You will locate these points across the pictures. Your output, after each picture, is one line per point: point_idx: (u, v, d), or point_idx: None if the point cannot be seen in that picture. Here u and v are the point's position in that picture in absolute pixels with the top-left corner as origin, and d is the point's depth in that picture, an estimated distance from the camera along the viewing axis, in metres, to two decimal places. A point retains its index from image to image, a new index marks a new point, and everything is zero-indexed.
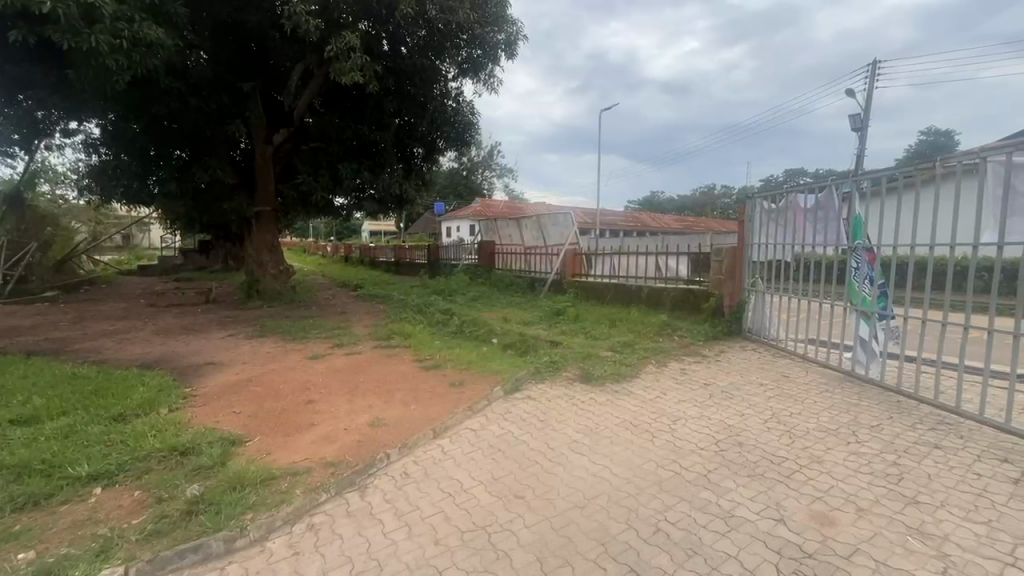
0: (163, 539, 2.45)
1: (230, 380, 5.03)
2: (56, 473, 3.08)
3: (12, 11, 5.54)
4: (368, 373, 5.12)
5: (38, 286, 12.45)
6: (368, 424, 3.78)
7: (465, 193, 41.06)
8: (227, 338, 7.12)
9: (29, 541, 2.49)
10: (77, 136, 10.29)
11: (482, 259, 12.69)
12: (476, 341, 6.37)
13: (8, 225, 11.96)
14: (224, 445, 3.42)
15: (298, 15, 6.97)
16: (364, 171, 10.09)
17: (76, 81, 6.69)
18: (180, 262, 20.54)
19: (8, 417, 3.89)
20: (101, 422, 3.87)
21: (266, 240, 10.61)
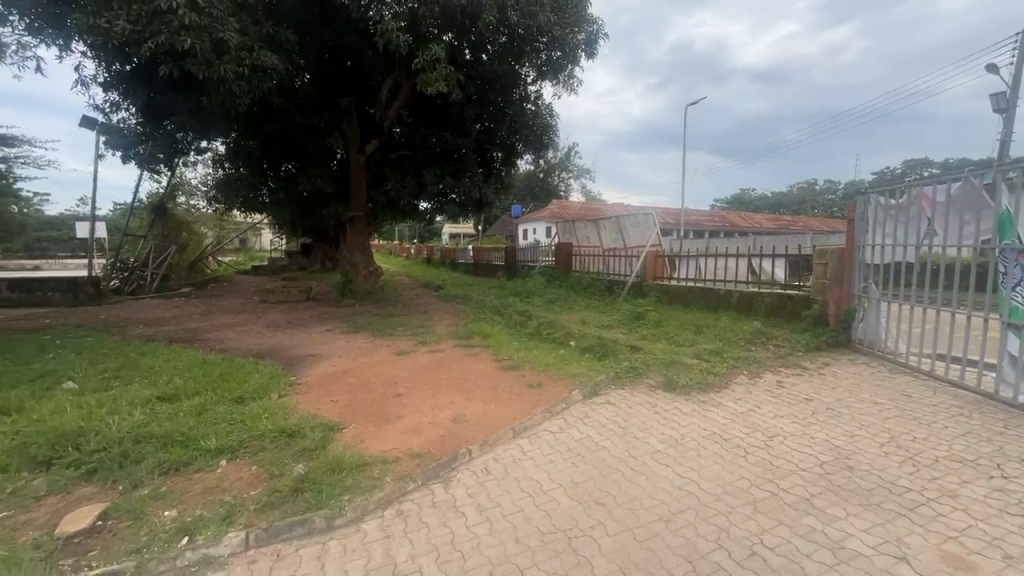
0: (275, 511, 2.75)
1: (327, 372, 5.49)
2: (192, 444, 3.56)
3: (162, 49, 6.53)
4: (450, 371, 5.33)
5: (176, 283, 14.54)
6: (450, 419, 3.94)
7: (541, 195, 41.33)
8: (325, 333, 7.79)
9: (172, 501, 2.92)
10: (207, 153, 11.86)
11: (559, 262, 12.67)
12: (553, 343, 6.36)
13: (156, 231, 14.09)
14: (324, 430, 3.75)
15: (389, 32, 7.44)
16: (446, 177, 10.53)
17: (208, 106, 7.71)
18: (285, 264, 22.85)
19: (157, 394, 4.58)
20: (225, 403, 4.41)
21: (359, 242, 11.43)
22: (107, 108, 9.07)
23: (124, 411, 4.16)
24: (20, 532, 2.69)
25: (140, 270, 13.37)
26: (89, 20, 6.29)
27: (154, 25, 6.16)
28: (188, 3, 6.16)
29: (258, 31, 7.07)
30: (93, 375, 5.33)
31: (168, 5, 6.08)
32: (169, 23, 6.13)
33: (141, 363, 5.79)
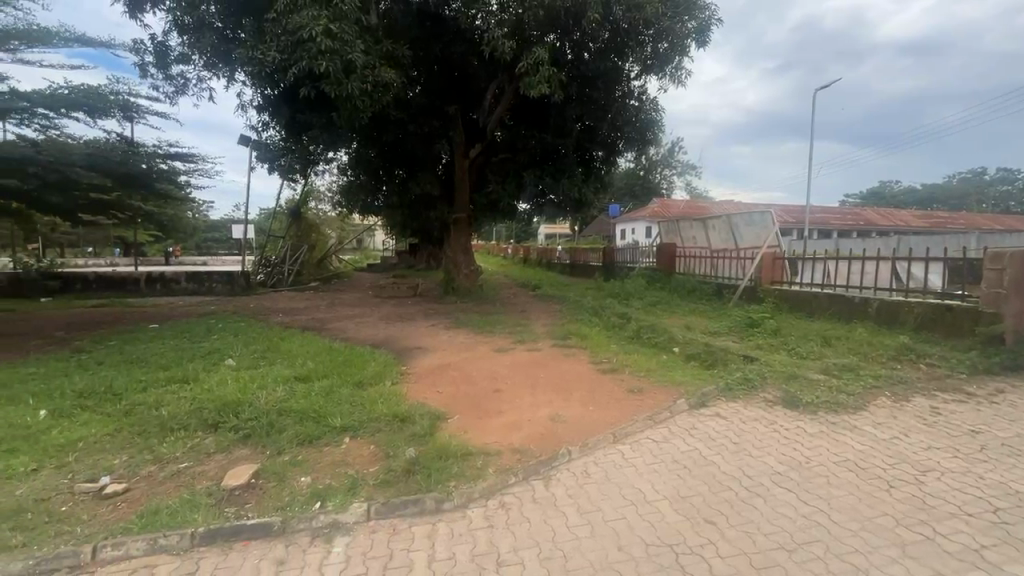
0: (391, 488, 3.00)
1: (433, 364, 5.86)
2: (322, 421, 4.03)
3: (303, 73, 7.46)
4: (548, 370, 5.37)
5: (308, 278, 16.57)
6: (548, 418, 3.97)
7: (641, 194, 39.78)
8: (431, 327, 8.32)
9: (307, 469, 3.33)
10: (334, 163, 13.32)
11: (661, 263, 12.12)
12: (655, 348, 6.10)
13: (292, 232, 16.19)
14: (432, 419, 4.01)
15: (495, 40, 7.70)
16: (546, 178, 10.62)
17: (337, 120, 8.65)
18: (396, 262, 24.82)
19: (294, 374, 5.27)
20: (348, 386, 4.93)
21: (461, 242, 12.00)
22: (260, 127, 10.62)
23: (271, 387, 4.86)
24: (198, 480, 3.26)
25: (281, 266, 15.48)
26: (249, 53, 7.42)
27: (298, 53, 7.08)
28: (324, 31, 6.97)
29: (379, 49, 7.76)
30: (247, 355, 6.29)
31: (309, 34, 6.94)
32: (309, 50, 7.00)
33: (282, 347, 6.70)
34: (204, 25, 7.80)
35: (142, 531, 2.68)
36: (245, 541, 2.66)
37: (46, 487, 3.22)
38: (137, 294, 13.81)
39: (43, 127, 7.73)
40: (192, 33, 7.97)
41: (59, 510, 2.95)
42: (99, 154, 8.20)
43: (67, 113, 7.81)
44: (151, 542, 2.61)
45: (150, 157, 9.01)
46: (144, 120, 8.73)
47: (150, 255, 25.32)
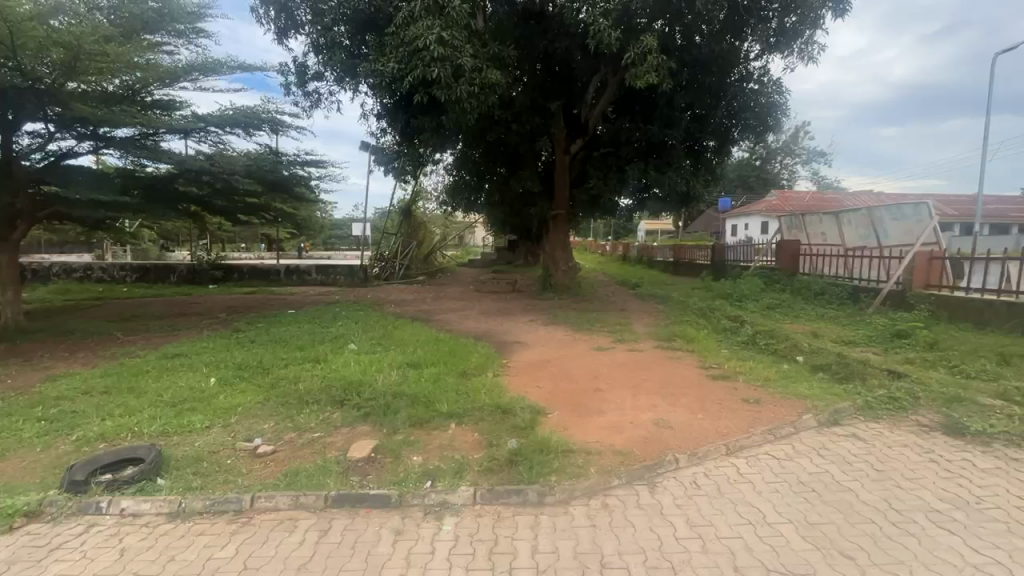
0: (495, 476, 3.12)
1: (533, 359, 5.95)
2: (431, 406, 4.31)
3: (417, 80, 7.99)
4: (652, 372, 5.15)
5: (416, 271, 17.80)
6: (652, 422, 3.81)
7: (758, 186, 36.26)
8: (530, 322, 8.45)
9: (419, 449, 3.59)
10: (441, 164, 14.12)
11: (781, 261, 10.96)
12: (774, 356, 5.55)
13: (403, 230, 17.46)
14: (533, 413, 4.07)
15: (601, 31, 7.51)
16: (650, 171, 10.14)
17: (446, 123, 9.13)
18: (495, 258, 25.61)
19: (406, 360, 5.71)
20: (454, 374, 5.21)
21: (560, 239, 11.99)
22: (378, 134, 11.62)
23: (387, 371, 5.33)
24: (328, 449, 3.68)
25: (393, 261, 16.97)
26: (372, 66, 8.14)
27: (414, 62, 7.61)
28: (438, 38, 7.40)
29: (486, 51, 8.01)
30: (366, 341, 6.97)
31: (424, 44, 7.43)
32: (424, 58, 7.49)
33: (395, 335, 7.30)
34: (335, 44, 8.72)
35: (287, 488, 3.10)
36: (367, 508, 2.94)
37: (215, 441, 3.87)
38: (278, 283, 15.98)
39: (214, 142, 9.27)
40: (325, 52, 8.96)
41: (226, 461, 3.53)
42: (254, 163, 9.63)
43: (231, 131, 9.25)
44: (294, 498, 3.01)
45: (291, 164, 10.34)
46: (287, 132, 10.03)
47: (288, 251, 29.12)
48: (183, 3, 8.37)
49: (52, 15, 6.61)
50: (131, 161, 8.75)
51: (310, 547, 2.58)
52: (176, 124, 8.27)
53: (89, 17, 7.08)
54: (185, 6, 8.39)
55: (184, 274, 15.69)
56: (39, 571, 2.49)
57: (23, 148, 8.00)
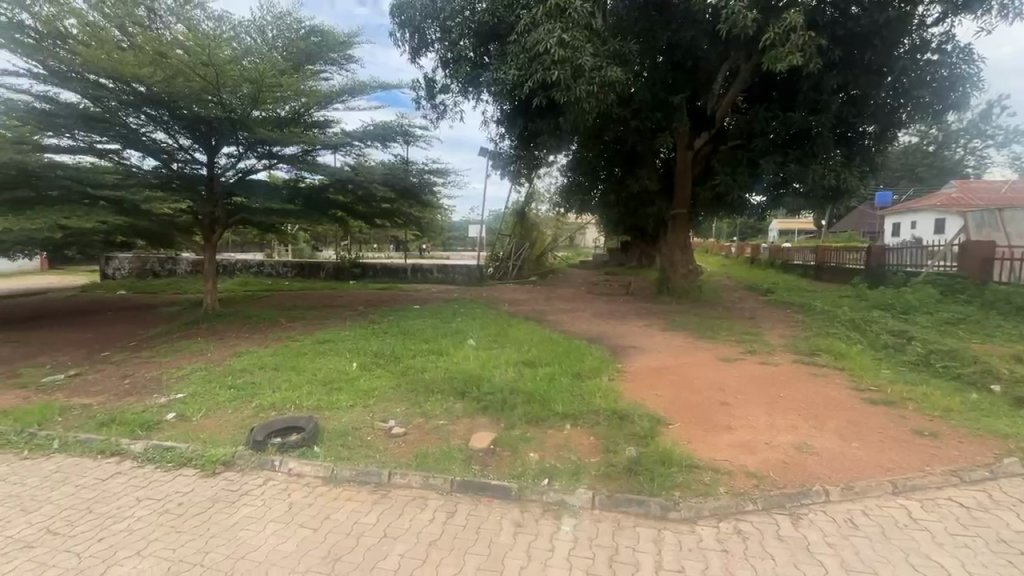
0: (613, 483, 3.05)
1: (650, 365, 5.69)
2: (547, 404, 4.38)
3: (537, 85, 8.15)
4: (791, 389, 4.59)
5: (528, 272, 18.27)
6: (793, 445, 3.40)
7: (931, 176, 30.27)
8: (645, 327, 8.11)
9: (535, 446, 3.66)
10: (556, 166, 14.24)
11: (966, 267, 9.08)
12: (956, 382, 4.59)
13: (517, 230, 18.26)
14: (653, 422, 3.89)
15: (735, 14, 6.89)
16: (790, 164, 9.06)
17: (563, 125, 9.17)
18: (608, 260, 25.09)
19: (521, 359, 5.85)
20: (569, 375, 5.21)
21: (680, 240, 11.34)
22: (497, 139, 12.10)
23: (504, 367, 5.53)
24: (452, 437, 3.94)
25: (506, 261, 17.83)
26: (495, 75, 8.51)
27: (534, 67, 7.81)
28: (558, 41, 7.48)
29: (607, 50, 7.84)
30: (484, 337, 7.32)
31: (545, 48, 7.57)
32: (544, 62, 7.64)
33: (510, 333, 7.54)
34: (461, 57, 9.27)
35: (418, 468, 3.38)
36: (489, 497, 3.08)
37: (359, 419, 4.39)
38: (405, 280, 17.56)
39: (357, 155, 10.46)
40: (452, 65, 9.59)
41: (367, 438, 3.98)
42: (390, 172, 10.71)
43: (371, 144, 10.36)
44: (425, 479, 3.27)
45: (421, 172, 11.30)
46: (418, 142, 10.97)
47: (413, 251, 31.78)
48: (337, 34, 9.63)
49: (244, 57, 8.07)
50: (295, 173, 10.34)
51: (439, 526, 2.78)
52: (330, 140, 9.55)
53: (269, 55, 8.51)
54: (338, 36, 9.65)
55: (331, 270, 18.05)
56: (233, 510, 3.05)
57: (222, 167, 9.90)
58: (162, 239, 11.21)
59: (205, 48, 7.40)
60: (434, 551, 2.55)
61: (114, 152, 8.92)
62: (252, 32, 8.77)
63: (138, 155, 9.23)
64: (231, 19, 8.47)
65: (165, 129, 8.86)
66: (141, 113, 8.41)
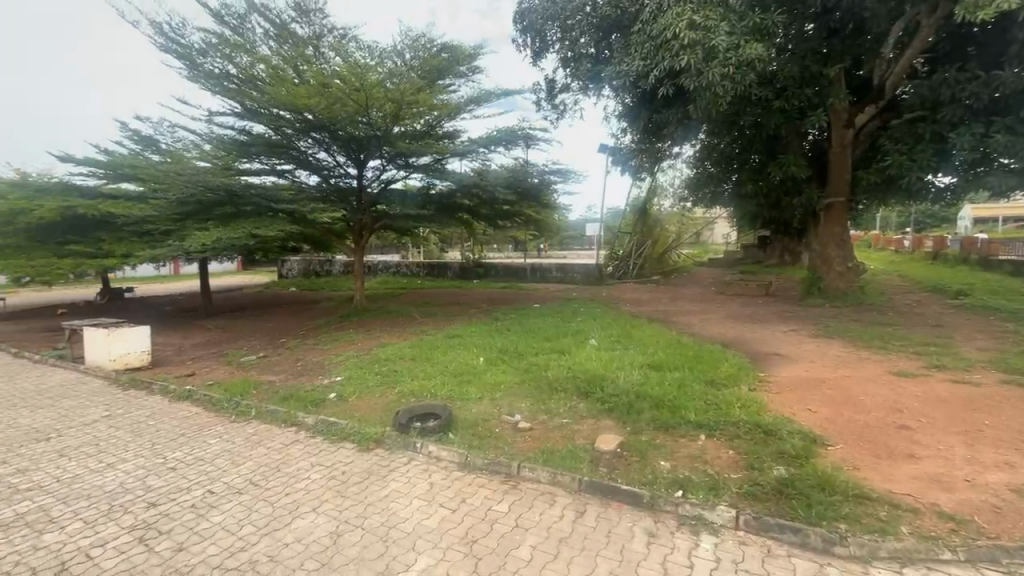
0: (759, 503, 2.76)
1: (799, 376, 5.03)
2: (677, 411, 4.12)
3: (665, 73, 7.71)
4: (1000, 416, 3.68)
5: (650, 271, 17.52)
6: (1007, 487, 2.73)
7: None
8: (791, 332, 7.19)
9: (666, 454, 3.47)
10: (682, 157, 13.34)
11: None
12: None
13: (638, 228, 17.58)
14: (807, 440, 3.43)
15: None
16: (995, 134, 7.26)
17: (693, 113, 8.55)
18: (741, 257, 22.79)
19: (647, 361, 5.61)
20: (701, 382, 4.84)
21: (836, 233, 9.86)
22: (618, 134, 11.78)
23: (628, 369, 5.37)
24: (577, 436, 3.93)
25: (627, 259, 17.32)
26: (617, 69, 8.27)
27: (660, 54, 7.45)
28: (689, 24, 7.00)
29: (746, 25, 7.07)
30: (606, 338, 7.18)
31: (674, 33, 7.18)
32: (672, 48, 7.24)
33: (634, 334, 7.28)
34: (581, 55, 9.23)
35: (545, 464, 3.44)
36: (619, 502, 3.01)
37: (487, 411, 4.62)
38: (525, 280, 18.03)
39: (481, 161, 11.02)
40: (572, 64, 9.57)
41: (496, 430, 4.17)
42: (512, 175, 11.10)
43: (494, 149, 10.84)
44: (553, 475, 3.31)
45: (541, 173, 11.53)
46: (538, 144, 11.21)
47: (531, 251, 32.49)
48: (464, 49, 10.33)
49: (387, 79, 9.05)
50: (427, 181, 11.30)
51: (569, 524, 2.80)
52: (458, 148, 10.25)
53: (407, 75, 9.43)
54: (465, 51, 10.33)
55: (457, 270, 19.33)
56: (384, 483, 3.44)
57: (368, 179, 11.23)
58: (323, 244, 13.11)
59: (357, 76, 8.46)
60: (565, 548, 2.57)
61: (289, 172, 10.64)
62: (393, 57, 9.81)
63: (306, 173, 10.89)
64: (376, 48, 9.59)
65: (326, 149, 10.34)
66: (309, 136, 9.78)
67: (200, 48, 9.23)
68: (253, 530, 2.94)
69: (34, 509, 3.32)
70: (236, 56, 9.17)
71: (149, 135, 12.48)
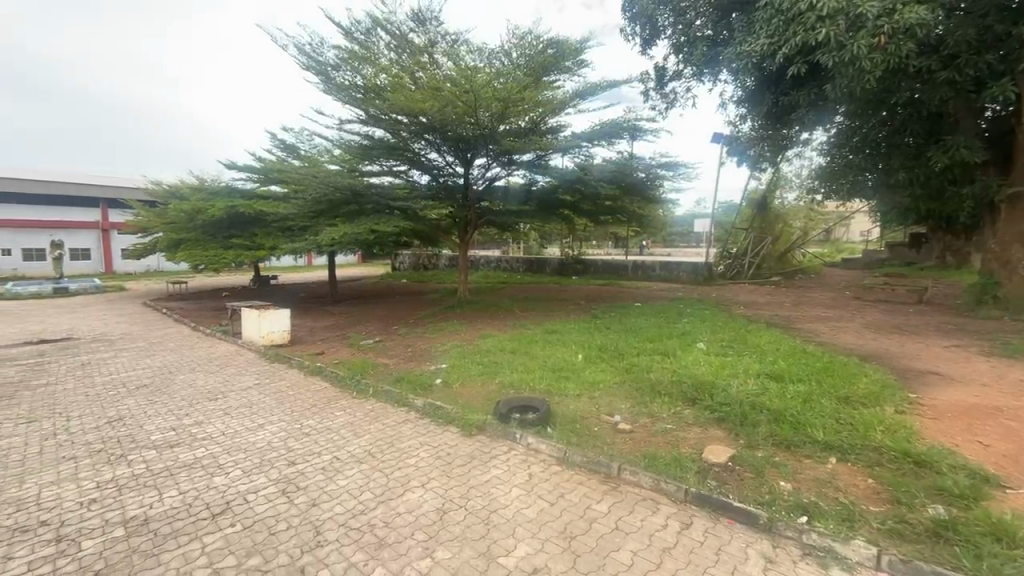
0: (907, 545, 2.38)
1: (964, 400, 4.20)
2: (802, 429, 3.69)
3: (797, 50, 6.90)
4: None
5: (769, 272, 15.90)
6: None
7: None
8: (954, 348, 6.02)
9: (786, 474, 3.13)
10: (813, 143, 11.84)
11: None
12: None
13: (756, 223, 16.03)
14: (975, 479, 2.86)
15: None
16: None
17: (830, 94, 7.54)
18: (885, 257, 19.63)
19: (764, 371, 5.09)
20: (832, 398, 4.27)
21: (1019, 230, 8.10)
22: (736, 121, 10.84)
23: (742, 377, 4.92)
24: (683, 444, 3.71)
25: (741, 258, 15.92)
26: (739, 50, 7.59)
27: (791, 30, 6.69)
28: None
29: None
30: (716, 342, 6.67)
31: (809, 4, 6.40)
32: (806, 21, 6.46)
33: (749, 340, 6.65)
34: (697, 38, 8.61)
35: (648, 469, 3.31)
36: (730, 519, 2.80)
37: (585, 409, 4.57)
38: (625, 277, 17.47)
39: (584, 155, 10.89)
40: (686, 49, 8.99)
41: (595, 428, 4.11)
42: (616, 169, 10.80)
43: (598, 143, 10.63)
44: (656, 481, 3.18)
45: (648, 166, 11.04)
46: (645, 136, 10.76)
47: (633, 248, 31.37)
48: (570, 43, 10.20)
49: (495, 79, 9.31)
50: (529, 178, 11.48)
51: (673, 534, 2.66)
52: (561, 144, 10.23)
53: (515, 74, 9.59)
54: (571, 45, 10.23)
55: (556, 266, 19.36)
56: (486, 469, 3.58)
57: (474, 177, 11.73)
58: (432, 239, 13.99)
59: (467, 78, 8.84)
60: (669, 558, 2.45)
61: (404, 172, 11.51)
62: (501, 57, 10.06)
63: (419, 173, 11.69)
64: (486, 50, 9.97)
65: (438, 150, 10.99)
66: (423, 138, 10.47)
67: (334, 63, 10.30)
68: (371, 496, 3.25)
69: (207, 455, 4.04)
70: (363, 68, 10.13)
71: (292, 144, 14.34)
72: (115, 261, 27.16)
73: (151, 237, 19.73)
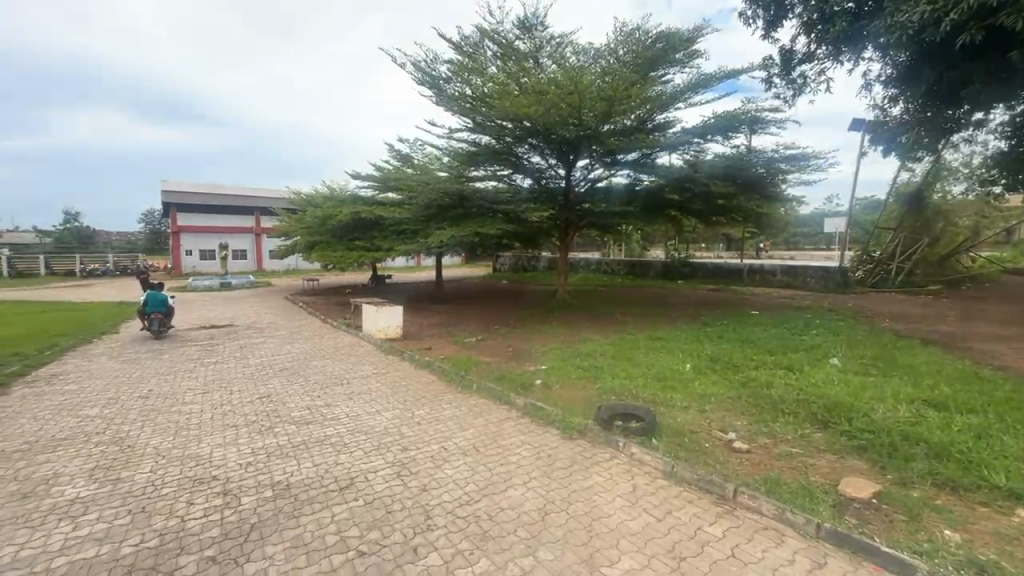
0: None
1: None
2: (975, 469, 3.06)
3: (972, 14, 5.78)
4: None
5: (923, 280, 13.64)
6: None
7: None
8: None
9: (953, 522, 2.61)
10: (989, 125, 9.81)
11: None
12: None
13: (907, 222, 13.80)
14: None
15: None
16: None
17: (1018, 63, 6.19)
18: None
19: (919, 396, 4.32)
20: (1018, 436, 3.47)
21: None
22: (883, 104, 9.39)
23: (888, 402, 4.22)
24: (813, 472, 3.28)
25: (887, 262, 13.83)
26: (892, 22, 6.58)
27: None
28: None
29: None
30: (853, 358, 5.81)
31: None
32: None
33: (897, 358, 5.69)
34: (834, 14, 7.63)
35: (770, 495, 2.99)
36: (876, 566, 2.41)
37: (695, 422, 4.27)
38: (738, 283, 16.06)
39: (694, 150, 10.29)
40: (820, 27, 8.01)
41: (706, 444, 3.83)
42: (731, 164, 10.03)
43: (711, 138, 9.96)
44: (780, 511, 2.85)
45: (769, 160, 10.04)
46: (766, 128, 9.82)
47: (747, 252, 28.72)
48: (681, 34, 9.66)
49: (601, 79, 9.18)
50: (633, 177, 11.17)
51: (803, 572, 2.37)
52: (669, 140, 9.81)
53: (621, 71, 9.35)
54: (682, 36, 9.72)
55: (660, 270, 18.46)
56: (588, 475, 3.52)
57: (576, 179, 11.70)
58: (533, 241, 14.18)
59: (572, 79, 8.81)
60: None
61: (508, 176, 11.83)
62: (606, 55, 9.88)
63: (521, 176, 11.93)
64: (591, 50, 9.88)
65: (540, 153, 11.15)
66: (526, 142, 10.68)
67: (445, 76, 10.94)
68: (476, 488, 3.38)
69: (335, 434, 4.53)
70: (471, 78, 10.63)
71: (406, 154, 15.54)
72: (264, 260, 31.92)
73: (291, 240, 22.78)
